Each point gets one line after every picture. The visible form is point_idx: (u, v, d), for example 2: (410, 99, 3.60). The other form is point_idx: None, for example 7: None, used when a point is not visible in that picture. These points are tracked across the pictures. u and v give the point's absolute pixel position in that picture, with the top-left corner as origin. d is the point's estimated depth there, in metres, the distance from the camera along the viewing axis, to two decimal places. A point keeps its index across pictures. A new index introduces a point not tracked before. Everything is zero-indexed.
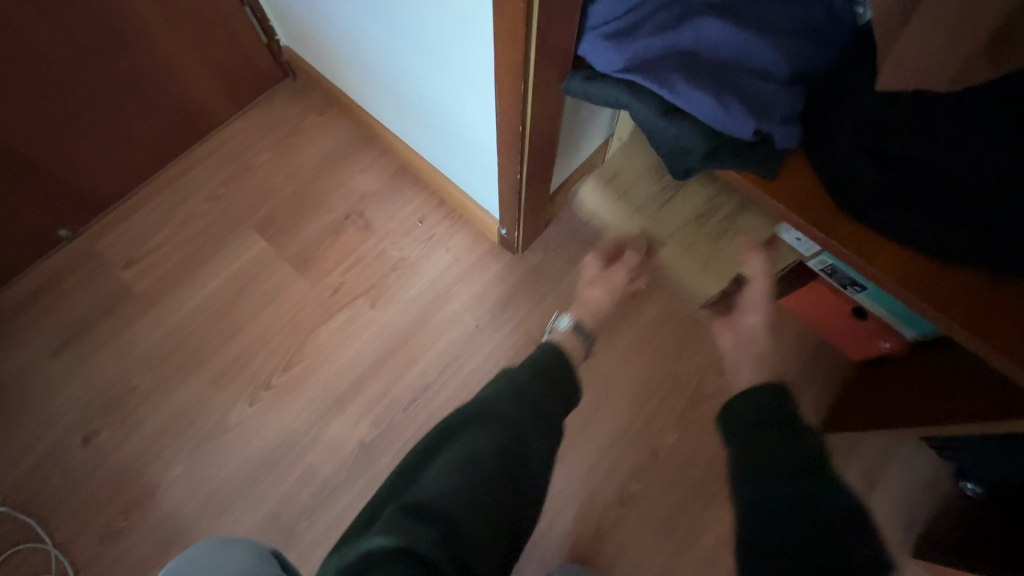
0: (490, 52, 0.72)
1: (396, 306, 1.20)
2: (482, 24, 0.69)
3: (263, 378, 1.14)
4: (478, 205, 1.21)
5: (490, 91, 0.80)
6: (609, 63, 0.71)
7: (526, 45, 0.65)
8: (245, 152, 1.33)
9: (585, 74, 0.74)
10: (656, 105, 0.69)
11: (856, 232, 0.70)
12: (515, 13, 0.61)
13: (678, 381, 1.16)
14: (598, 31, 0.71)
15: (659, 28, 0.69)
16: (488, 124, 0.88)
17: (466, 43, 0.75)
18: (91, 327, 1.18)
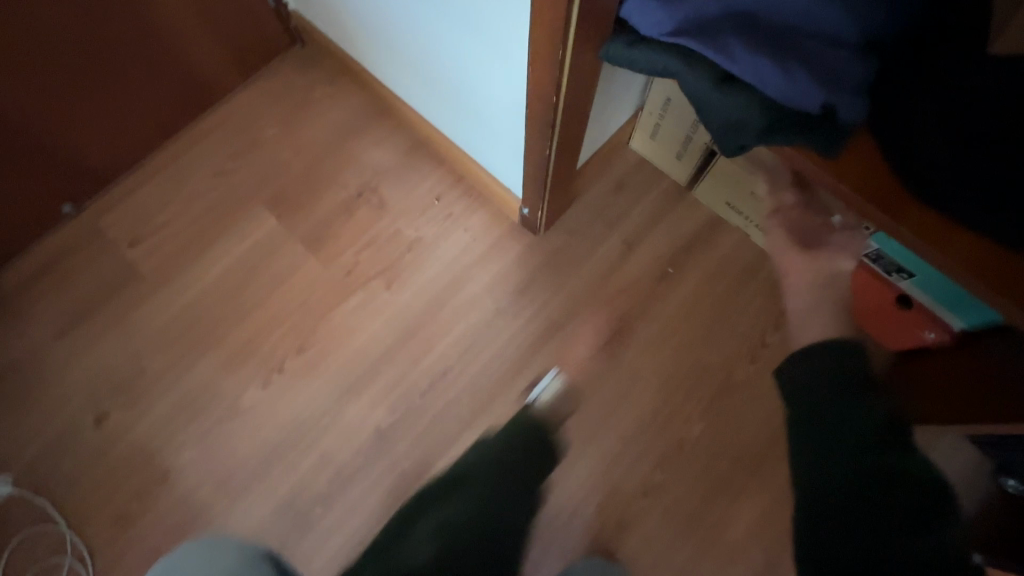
0: (525, 15, 0.65)
1: (411, 288, 1.16)
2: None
3: (276, 361, 1.11)
4: (500, 183, 1.15)
5: (522, 57, 0.74)
6: (658, 28, 0.63)
7: (569, 4, 0.58)
8: (253, 125, 1.27)
9: (627, 40, 0.67)
10: (710, 74, 0.62)
11: (924, 214, 0.64)
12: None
13: (706, 370, 1.11)
14: None
15: None
16: (517, 94, 0.82)
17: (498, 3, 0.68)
18: (99, 306, 1.14)
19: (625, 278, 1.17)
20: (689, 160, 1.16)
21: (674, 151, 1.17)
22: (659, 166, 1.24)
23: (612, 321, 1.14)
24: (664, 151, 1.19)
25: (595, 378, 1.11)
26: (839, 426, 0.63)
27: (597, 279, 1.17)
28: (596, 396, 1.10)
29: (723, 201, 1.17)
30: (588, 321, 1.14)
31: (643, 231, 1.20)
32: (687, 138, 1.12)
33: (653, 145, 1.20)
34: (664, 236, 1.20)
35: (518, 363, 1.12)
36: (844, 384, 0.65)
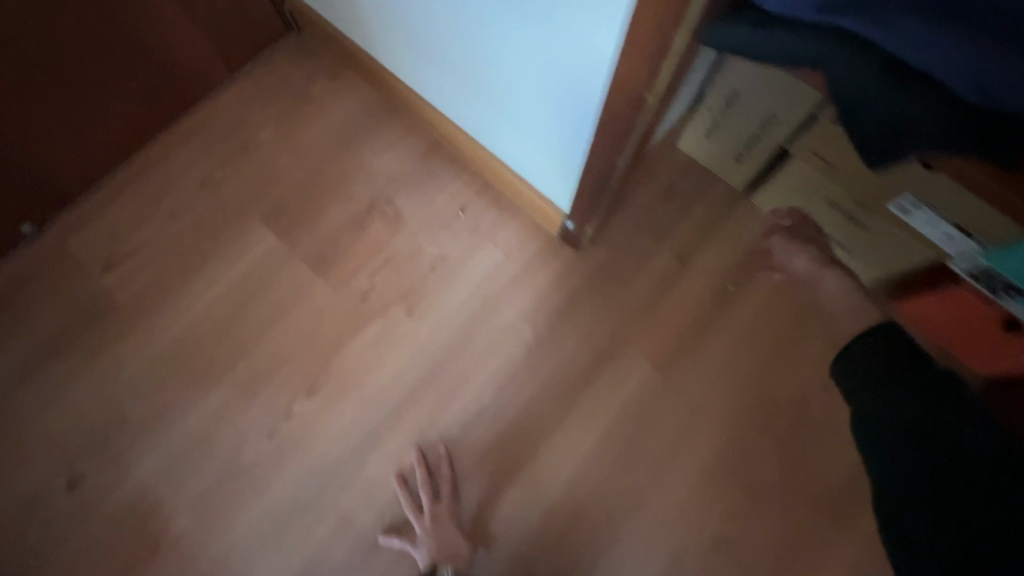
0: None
1: (437, 316, 1.00)
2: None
3: (282, 406, 0.95)
4: (536, 190, 0.99)
5: (608, 51, 0.58)
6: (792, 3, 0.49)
7: None
8: (243, 125, 1.09)
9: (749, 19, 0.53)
10: (863, 61, 0.49)
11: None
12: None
13: (777, 402, 0.98)
14: None
15: None
16: (591, 95, 0.67)
17: None
18: (67, 345, 0.97)
19: (681, 297, 1.03)
20: (751, 161, 1.01)
21: (733, 152, 1.02)
22: (711, 168, 1.09)
23: (667, 349, 1.01)
24: (720, 152, 1.04)
25: (651, 415, 0.98)
26: (890, 402, 0.69)
27: (649, 300, 1.03)
28: (653, 436, 0.97)
29: (788, 208, 1.03)
30: (640, 349, 1.00)
31: (699, 242, 1.06)
32: (753, 138, 0.97)
33: (706, 144, 1.05)
34: (722, 247, 1.05)
35: (564, 400, 0.98)
36: (890, 368, 0.73)
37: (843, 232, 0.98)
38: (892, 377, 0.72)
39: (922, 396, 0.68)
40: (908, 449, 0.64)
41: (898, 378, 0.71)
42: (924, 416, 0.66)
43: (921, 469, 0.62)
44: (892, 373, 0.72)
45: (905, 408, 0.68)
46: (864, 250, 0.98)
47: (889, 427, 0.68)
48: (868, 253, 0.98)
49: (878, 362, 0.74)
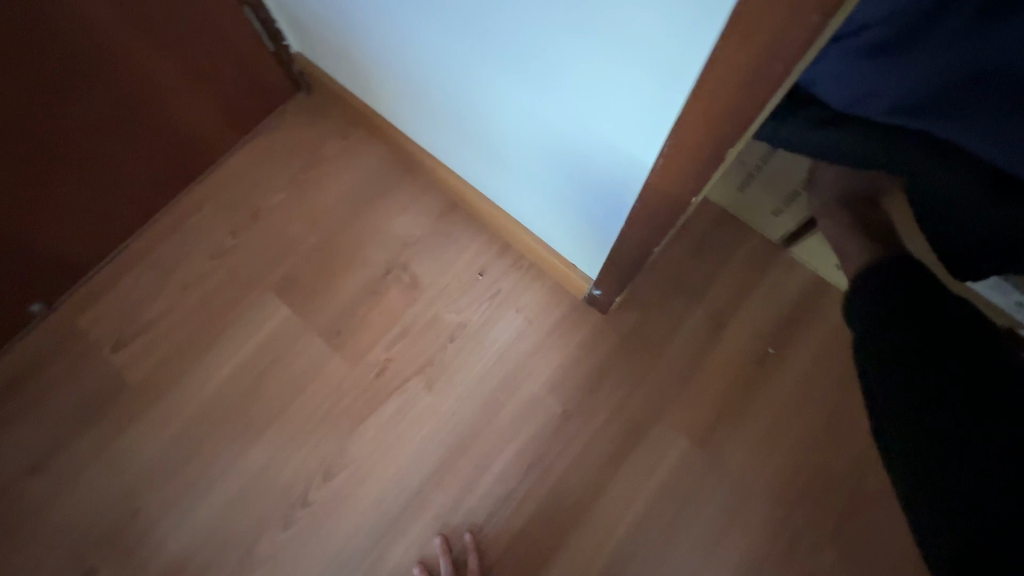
0: (672, 105, 0.43)
1: (458, 390, 0.95)
2: (674, 65, 0.40)
3: (299, 492, 0.91)
4: (562, 256, 0.94)
5: (645, 154, 0.52)
6: (858, 97, 0.59)
7: (764, 109, 0.38)
8: (255, 191, 1.06)
9: (811, 112, 0.63)
10: (914, 145, 0.58)
11: None
12: (780, 49, 0.32)
13: (831, 479, 0.90)
14: (852, 51, 0.57)
15: (954, 39, 0.53)
16: (624, 188, 0.61)
17: (621, 89, 0.47)
18: (79, 431, 0.94)
19: (719, 363, 0.96)
20: (789, 216, 0.94)
21: (771, 207, 0.95)
22: (744, 220, 1.02)
23: (706, 421, 0.93)
24: (756, 205, 0.97)
25: (691, 496, 0.90)
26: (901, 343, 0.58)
27: (684, 367, 0.96)
28: (694, 519, 0.90)
29: (831, 264, 0.95)
30: (677, 421, 0.93)
31: (736, 302, 0.98)
32: (794, 194, 0.90)
33: (740, 196, 0.99)
34: (762, 308, 0.98)
35: (596, 480, 0.91)
36: (913, 298, 0.60)
37: None
38: (909, 317, 0.59)
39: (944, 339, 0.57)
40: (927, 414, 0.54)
41: (915, 305, 0.60)
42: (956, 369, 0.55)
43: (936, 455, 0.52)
44: (904, 304, 0.60)
45: (919, 362, 0.57)
46: None
47: (907, 380, 0.56)
48: None
49: (889, 296, 0.62)
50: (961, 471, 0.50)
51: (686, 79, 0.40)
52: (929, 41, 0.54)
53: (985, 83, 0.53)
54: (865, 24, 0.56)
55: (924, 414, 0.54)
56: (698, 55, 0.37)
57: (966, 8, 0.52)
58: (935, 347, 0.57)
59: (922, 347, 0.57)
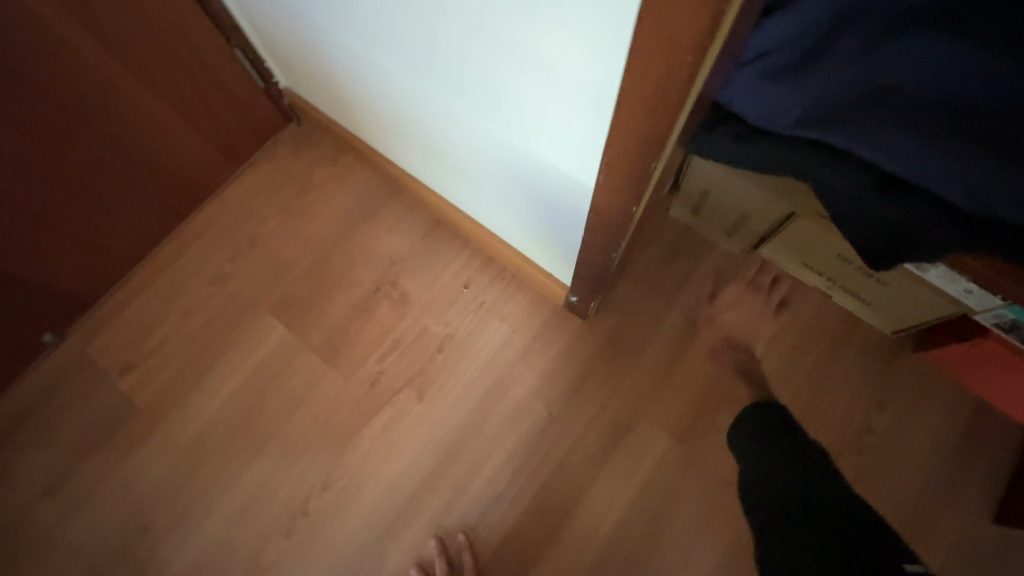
0: (602, 125, 0.48)
1: (447, 399, 1.00)
2: (597, 93, 0.45)
3: (299, 503, 0.95)
4: (540, 267, 0.99)
5: (588, 175, 0.58)
6: (765, 112, 0.63)
7: (676, 126, 0.44)
8: (251, 219, 1.12)
9: (726, 129, 0.67)
10: (812, 153, 0.62)
11: None
12: (672, 86, 0.38)
13: None
14: (758, 68, 0.61)
15: (846, 56, 0.57)
16: (576, 206, 0.67)
17: (558, 118, 0.53)
18: (90, 453, 0.99)
19: (694, 363, 1.00)
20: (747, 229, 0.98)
21: (724, 227, 1.01)
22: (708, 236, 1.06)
23: (684, 418, 0.98)
24: (715, 222, 1.01)
25: (673, 490, 0.94)
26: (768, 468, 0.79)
27: (661, 368, 1.00)
28: (677, 512, 0.93)
29: (794, 261, 0.99)
30: (657, 420, 0.98)
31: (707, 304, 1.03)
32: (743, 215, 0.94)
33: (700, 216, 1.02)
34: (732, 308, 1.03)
35: (582, 479, 0.95)
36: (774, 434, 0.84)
37: (855, 288, 0.95)
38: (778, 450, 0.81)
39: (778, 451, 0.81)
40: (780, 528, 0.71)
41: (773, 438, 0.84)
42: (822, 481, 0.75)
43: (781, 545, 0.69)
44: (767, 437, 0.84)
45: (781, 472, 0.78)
46: (881, 304, 0.94)
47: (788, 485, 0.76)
48: (887, 307, 0.94)
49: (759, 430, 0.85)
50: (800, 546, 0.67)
51: (606, 106, 0.46)
52: (833, 57, 0.58)
53: (888, 94, 0.57)
54: (773, 46, 0.60)
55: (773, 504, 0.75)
56: (614, 80, 0.42)
57: (865, 25, 0.56)
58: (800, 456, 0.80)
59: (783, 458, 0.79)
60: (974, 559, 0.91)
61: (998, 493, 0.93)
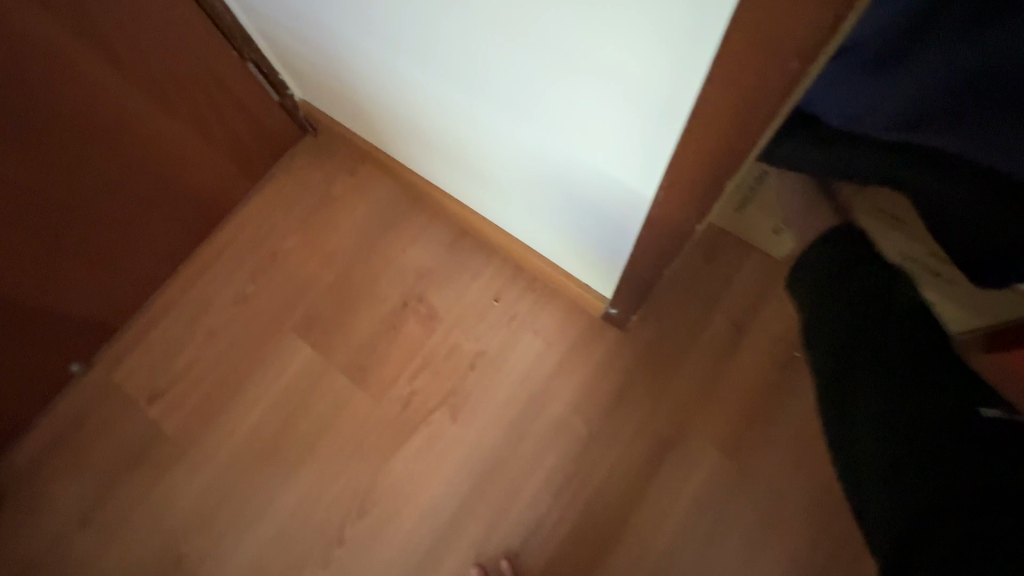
0: (669, 138, 0.43)
1: (482, 417, 0.95)
2: (664, 105, 0.41)
3: (334, 531, 0.92)
4: (575, 277, 0.94)
5: (645, 188, 0.54)
6: (852, 115, 0.58)
7: (760, 145, 0.39)
8: (271, 236, 1.09)
9: (807, 133, 0.62)
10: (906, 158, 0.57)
11: None
12: (766, 92, 0.33)
13: None
14: (849, 66, 0.57)
15: (954, 43, 0.51)
16: (627, 218, 0.62)
17: (615, 130, 0.48)
18: (121, 483, 0.97)
19: (743, 372, 0.94)
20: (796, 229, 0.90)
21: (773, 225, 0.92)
22: (748, 240, 1.00)
23: (735, 431, 0.92)
24: (757, 224, 0.95)
25: (726, 509, 0.89)
26: (838, 310, 0.58)
27: (707, 378, 0.94)
28: (731, 532, 0.88)
29: None
30: (706, 434, 0.92)
31: (755, 308, 0.97)
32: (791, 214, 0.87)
33: (739, 218, 0.96)
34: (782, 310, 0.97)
35: (627, 500, 0.90)
36: (851, 266, 0.60)
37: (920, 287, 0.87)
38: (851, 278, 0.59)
39: (867, 293, 0.57)
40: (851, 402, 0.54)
41: (850, 268, 0.60)
42: (885, 342, 0.55)
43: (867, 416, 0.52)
44: (836, 271, 0.60)
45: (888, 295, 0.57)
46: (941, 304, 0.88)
47: (844, 346, 0.56)
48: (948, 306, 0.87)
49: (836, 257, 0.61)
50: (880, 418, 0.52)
51: (676, 120, 0.41)
52: (936, 44, 0.52)
53: (1003, 82, 0.50)
54: (869, 33, 0.54)
55: (868, 384, 0.54)
56: (690, 91, 0.38)
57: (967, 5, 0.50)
58: (890, 330, 0.55)
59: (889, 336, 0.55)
60: None
61: None
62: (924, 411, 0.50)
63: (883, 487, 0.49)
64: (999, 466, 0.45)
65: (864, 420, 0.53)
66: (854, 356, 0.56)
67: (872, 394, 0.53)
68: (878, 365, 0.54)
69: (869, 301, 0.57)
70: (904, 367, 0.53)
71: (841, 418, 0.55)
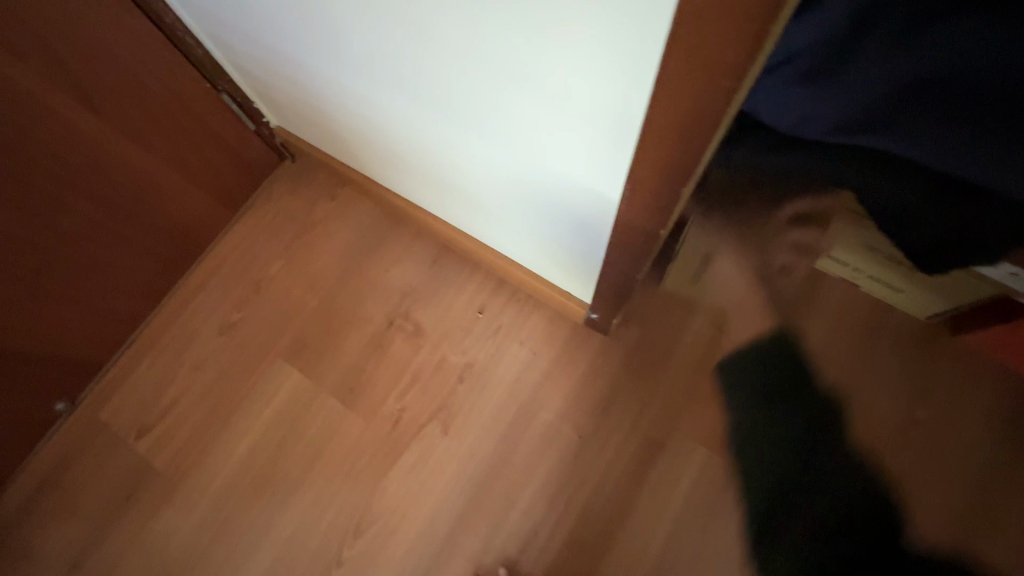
0: (627, 147, 0.46)
1: (473, 430, 0.96)
2: (618, 117, 0.43)
3: (331, 554, 0.92)
4: (557, 286, 0.96)
5: (611, 194, 0.56)
6: (799, 127, 0.51)
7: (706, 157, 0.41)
8: (254, 264, 1.10)
9: (761, 137, 0.57)
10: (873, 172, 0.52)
11: None
12: (705, 108, 0.35)
13: (852, 468, 0.91)
14: (783, 80, 0.49)
15: (900, 55, 0.42)
16: (598, 224, 0.65)
17: (577, 142, 0.51)
18: (113, 522, 0.96)
19: (725, 368, 0.97)
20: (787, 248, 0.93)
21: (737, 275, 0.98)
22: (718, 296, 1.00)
23: (722, 428, 0.94)
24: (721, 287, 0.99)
25: (717, 505, 0.91)
26: (773, 427, 0.93)
27: (691, 377, 0.97)
28: (723, 527, 0.90)
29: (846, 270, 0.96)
30: (693, 432, 0.94)
31: (733, 306, 0.99)
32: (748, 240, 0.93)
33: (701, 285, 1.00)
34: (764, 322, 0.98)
35: (620, 503, 0.92)
36: (778, 391, 0.95)
37: (913, 294, 0.91)
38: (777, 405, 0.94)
39: (784, 412, 0.94)
40: (765, 494, 0.91)
41: (773, 389, 0.95)
42: (789, 441, 0.93)
43: (806, 506, 0.90)
44: (758, 389, 0.95)
45: (791, 416, 0.93)
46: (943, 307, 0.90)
47: (767, 447, 0.93)
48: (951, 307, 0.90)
49: (745, 378, 0.95)
50: (806, 500, 0.90)
51: (630, 130, 0.44)
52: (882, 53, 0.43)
53: (983, 82, 0.41)
54: (807, 43, 0.45)
55: (785, 476, 0.92)
56: (640, 103, 0.40)
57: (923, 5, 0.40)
58: (812, 439, 0.93)
59: (805, 446, 0.92)
60: None
61: None
62: (841, 517, 0.89)
63: (806, 547, 0.89)
64: (842, 545, 0.88)
65: (773, 500, 0.91)
66: (780, 451, 0.93)
67: (790, 484, 0.91)
68: (806, 451, 0.92)
69: (798, 423, 0.93)
70: (806, 458, 0.92)
71: (760, 501, 0.91)
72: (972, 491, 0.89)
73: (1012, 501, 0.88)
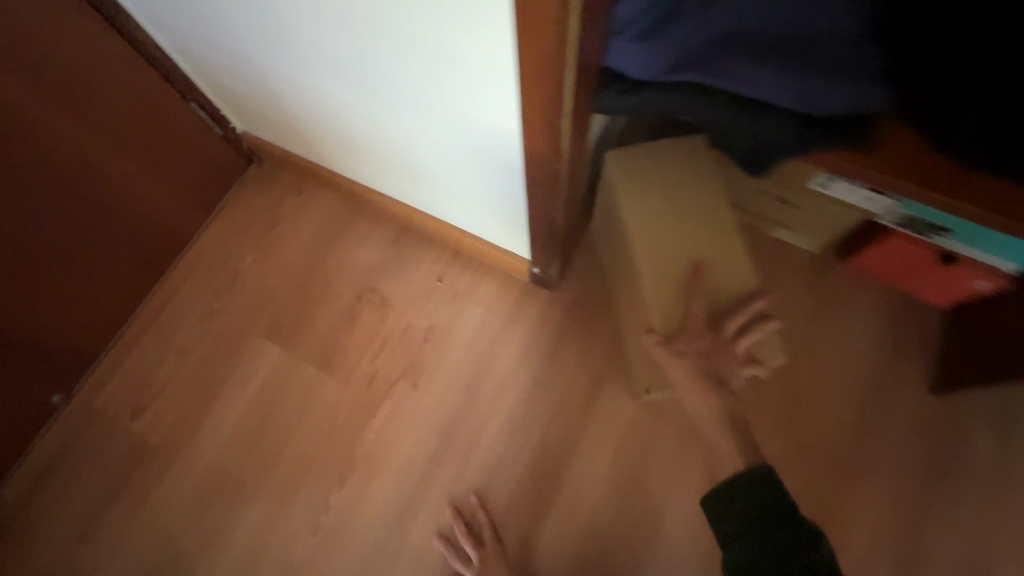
0: (513, 97, 0.60)
1: (440, 383, 1.08)
2: (501, 73, 0.57)
3: (319, 502, 1.03)
4: (503, 248, 1.09)
5: (515, 144, 0.70)
6: (647, 67, 0.68)
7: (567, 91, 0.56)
8: (230, 257, 1.20)
9: (621, 83, 0.72)
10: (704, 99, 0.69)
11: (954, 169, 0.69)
12: (551, 48, 0.49)
13: (767, 382, 1.06)
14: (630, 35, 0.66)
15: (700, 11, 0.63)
16: (515, 176, 0.78)
17: (479, 101, 0.64)
18: (114, 497, 1.05)
19: None
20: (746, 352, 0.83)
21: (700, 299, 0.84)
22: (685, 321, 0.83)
23: None
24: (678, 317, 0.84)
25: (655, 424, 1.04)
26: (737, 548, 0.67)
27: None
28: (662, 441, 1.03)
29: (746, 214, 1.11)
30: None
31: None
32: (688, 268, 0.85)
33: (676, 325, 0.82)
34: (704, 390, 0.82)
35: (572, 431, 1.05)
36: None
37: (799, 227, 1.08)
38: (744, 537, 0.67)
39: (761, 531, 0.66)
40: None
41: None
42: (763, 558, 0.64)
43: None
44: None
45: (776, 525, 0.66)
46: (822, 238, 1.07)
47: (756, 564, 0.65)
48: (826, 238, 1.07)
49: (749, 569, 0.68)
50: None
51: (511, 83, 0.57)
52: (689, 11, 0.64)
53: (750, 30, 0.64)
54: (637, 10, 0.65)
55: None
56: (510, 58, 0.54)
57: None
58: None
59: None
60: (921, 428, 1.02)
61: (934, 367, 1.05)
62: None
63: None
64: None
65: None
66: None
67: None
68: None
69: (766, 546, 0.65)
70: None
71: None
72: (866, 389, 1.05)
73: (900, 396, 1.04)
